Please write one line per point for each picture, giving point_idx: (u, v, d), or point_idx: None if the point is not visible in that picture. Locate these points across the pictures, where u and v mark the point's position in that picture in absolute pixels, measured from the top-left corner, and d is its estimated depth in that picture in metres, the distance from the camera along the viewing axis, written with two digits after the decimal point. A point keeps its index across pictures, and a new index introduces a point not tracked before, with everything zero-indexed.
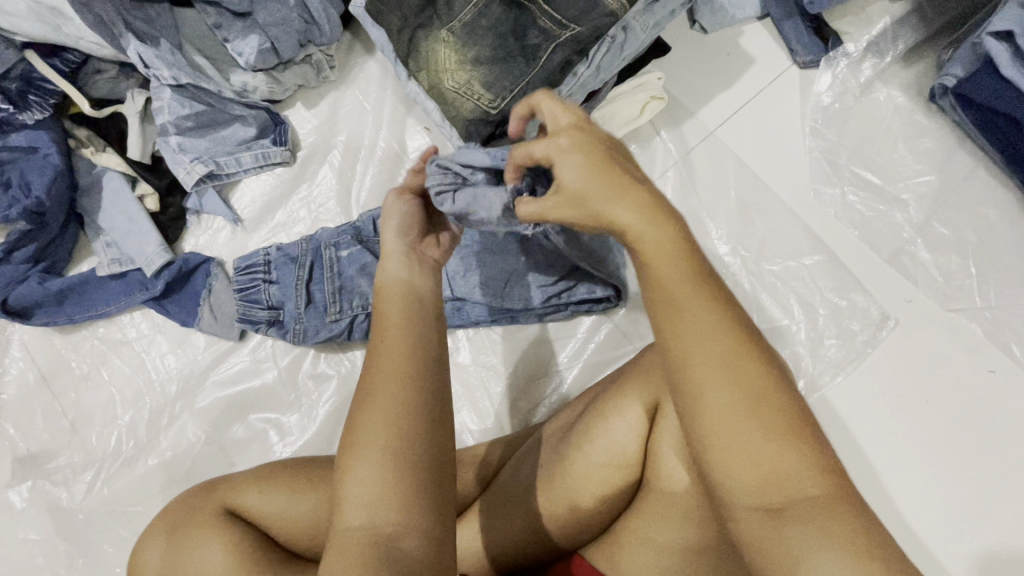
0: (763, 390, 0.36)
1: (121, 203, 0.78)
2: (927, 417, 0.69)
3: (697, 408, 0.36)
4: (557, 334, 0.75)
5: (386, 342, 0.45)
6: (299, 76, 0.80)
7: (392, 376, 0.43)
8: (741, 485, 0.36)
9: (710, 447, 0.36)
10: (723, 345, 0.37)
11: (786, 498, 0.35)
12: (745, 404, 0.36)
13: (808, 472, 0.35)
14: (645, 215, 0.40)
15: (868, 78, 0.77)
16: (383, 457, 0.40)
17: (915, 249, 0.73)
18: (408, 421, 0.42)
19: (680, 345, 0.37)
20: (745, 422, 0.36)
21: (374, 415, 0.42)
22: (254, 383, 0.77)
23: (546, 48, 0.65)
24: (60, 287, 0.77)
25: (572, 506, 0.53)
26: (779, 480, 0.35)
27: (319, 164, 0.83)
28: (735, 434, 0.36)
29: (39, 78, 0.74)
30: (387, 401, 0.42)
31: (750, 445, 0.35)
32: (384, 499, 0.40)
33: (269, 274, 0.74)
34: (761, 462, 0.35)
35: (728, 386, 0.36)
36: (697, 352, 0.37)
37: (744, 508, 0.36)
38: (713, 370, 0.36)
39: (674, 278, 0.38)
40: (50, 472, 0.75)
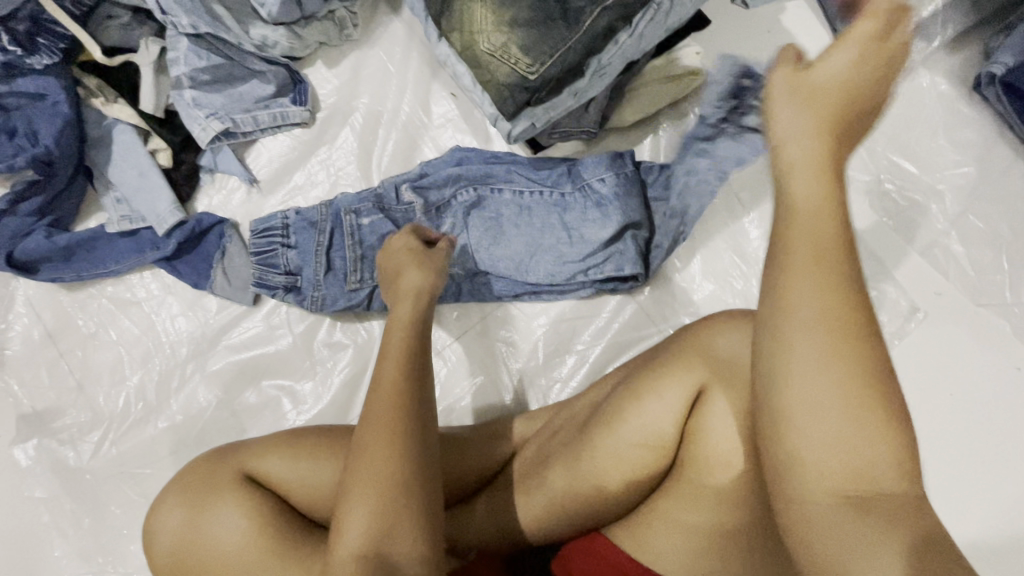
0: (852, 365, 0.34)
1: (132, 157, 0.75)
2: (951, 411, 0.69)
3: (789, 384, 0.34)
4: (581, 312, 0.74)
5: (378, 385, 0.48)
6: (321, 32, 0.77)
7: (383, 411, 0.46)
8: (822, 472, 0.34)
9: (802, 424, 0.34)
10: (823, 315, 0.34)
11: (856, 490, 0.34)
12: (849, 397, 0.33)
13: (883, 471, 0.34)
14: (813, 156, 0.38)
15: (913, 63, 0.74)
16: (375, 492, 0.43)
17: (948, 241, 0.72)
18: (400, 454, 0.45)
19: (784, 312, 0.35)
20: (838, 403, 0.33)
21: (371, 451, 0.44)
22: (268, 349, 0.75)
23: (590, 12, 0.61)
24: (67, 242, 0.74)
25: (597, 488, 0.52)
26: (854, 470, 0.33)
27: (340, 126, 0.80)
28: (830, 412, 0.33)
29: (48, 20, 0.72)
30: (378, 440, 0.45)
31: (834, 432, 0.33)
32: (380, 523, 0.43)
33: (287, 238, 0.72)
34: (853, 450, 0.33)
35: (832, 374, 0.33)
36: (807, 321, 0.34)
37: (818, 498, 0.34)
38: (817, 345, 0.34)
39: (808, 231, 0.36)
40: (56, 430, 0.74)
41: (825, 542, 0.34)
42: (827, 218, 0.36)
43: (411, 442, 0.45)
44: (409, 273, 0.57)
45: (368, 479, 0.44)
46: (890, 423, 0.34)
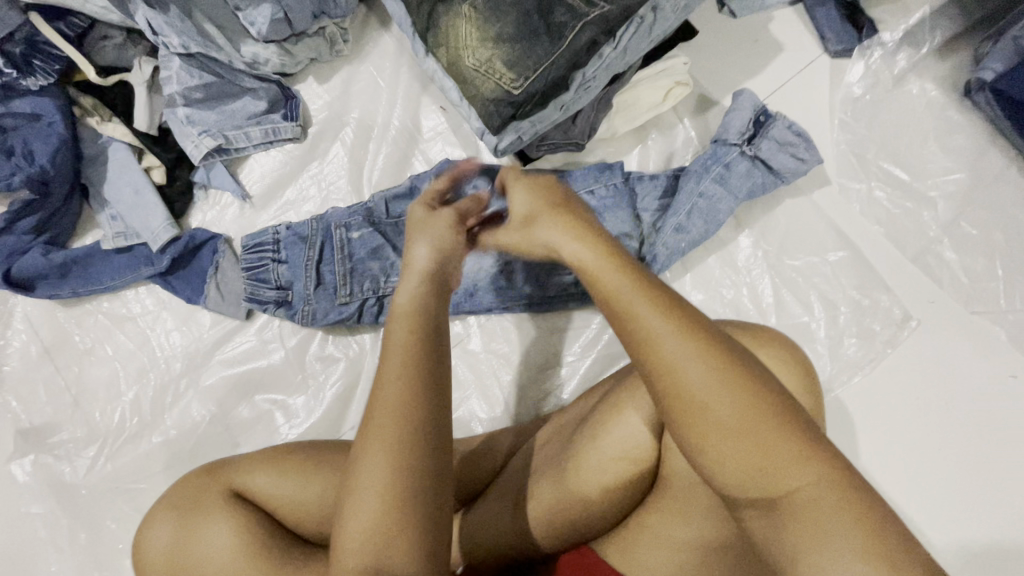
0: (722, 385, 0.37)
1: (127, 175, 0.76)
2: (946, 421, 0.68)
3: (690, 426, 0.37)
4: (571, 324, 0.74)
5: (384, 373, 0.43)
6: (312, 49, 0.78)
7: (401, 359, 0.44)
8: (734, 482, 0.36)
9: (712, 455, 0.37)
10: (681, 350, 0.38)
11: (770, 491, 0.35)
12: (732, 416, 0.36)
13: (791, 469, 0.35)
14: (578, 242, 0.46)
15: (902, 70, 0.74)
16: (377, 500, 0.40)
17: (941, 248, 0.71)
18: (411, 452, 0.41)
19: (664, 370, 0.38)
20: (724, 422, 0.36)
21: (371, 452, 0.41)
22: (261, 363, 0.76)
23: (573, 27, 0.61)
24: (63, 260, 0.75)
25: (581, 501, 0.52)
26: (759, 475, 0.36)
27: (331, 141, 0.81)
28: (728, 441, 0.36)
29: (43, 43, 0.72)
30: (384, 438, 0.41)
31: (725, 450, 0.36)
32: (385, 528, 0.39)
33: (278, 253, 0.73)
34: (761, 469, 0.36)
35: (708, 396, 0.37)
36: (670, 361, 0.38)
37: (743, 504, 0.37)
38: (689, 378, 0.38)
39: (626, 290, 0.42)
40: (53, 446, 0.74)
41: (770, 551, 0.35)
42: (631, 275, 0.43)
43: (423, 438, 0.41)
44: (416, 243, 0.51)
45: (368, 485, 0.40)
46: (787, 426, 0.36)
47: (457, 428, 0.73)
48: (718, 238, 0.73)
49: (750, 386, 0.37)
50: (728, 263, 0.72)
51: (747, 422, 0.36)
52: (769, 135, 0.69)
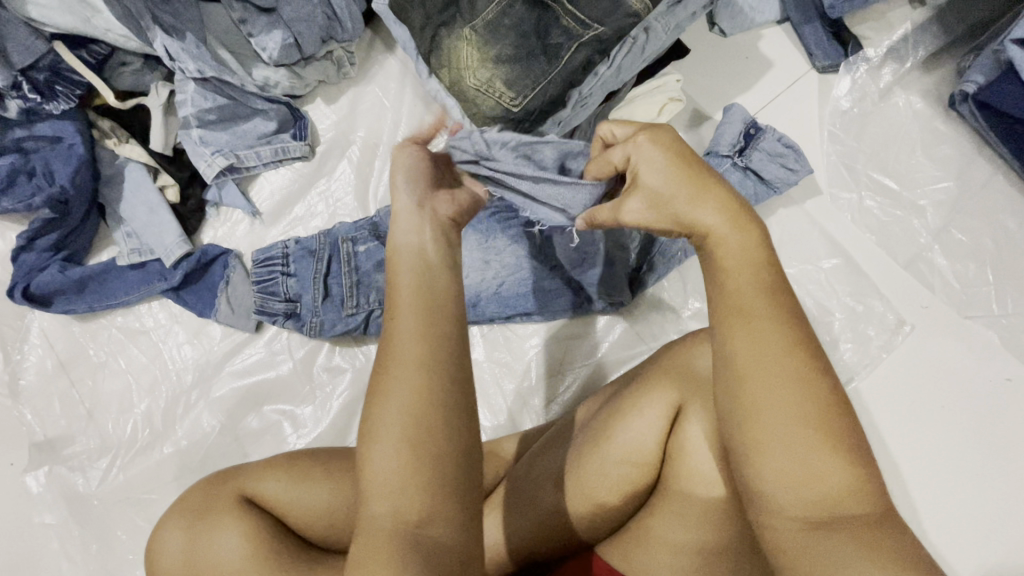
0: (809, 398, 0.37)
1: (142, 193, 0.79)
2: (944, 426, 0.69)
3: (758, 422, 0.37)
4: (570, 332, 0.76)
5: (397, 337, 0.40)
6: (320, 71, 0.81)
7: (415, 335, 0.40)
8: (793, 498, 0.36)
9: (771, 458, 0.36)
10: (774, 348, 0.38)
11: (831, 511, 0.36)
12: (816, 429, 0.36)
13: (853, 493, 0.36)
14: (729, 226, 0.42)
15: (887, 84, 0.77)
16: (400, 456, 0.37)
17: (932, 255, 0.73)
18: (437, 401, 0.38)
19: (733, 356, 0.38)
20: (800, 432, 0.36)
21: (394, 396, 0.38)
22: (270, 375, 0.78)
23: (569, 48, 0.66)
24: (80, 275, 0.78)
25: (594, 505, 0.54)
26: (825, 495, 0.36)
27: (338, 159, 0.84)
28: (792, 449, 0.36)
29: (66, 70, 0.75)
30: (409, 385, 0.39)
31: (799, 462, 0.36)
32: (410, 482, 0.37)
33: (287, 266, 0.75)
34: (824, 482, 0.36)
35: (793, 406, 0.36)
36: (754, 360, 0.38)
37: (790, 521, 0.36)
38: (767, 377, 0.37)
39: (748, 285, 0.40)
40: (66, 457, 0.76)
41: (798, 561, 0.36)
42: (758, 273, 0.40)
43: (448, 391, 0.39)
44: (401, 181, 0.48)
45: (382, 449, 0.38)
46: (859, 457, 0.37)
47: None
48: None
49: (826, 406, 0.37)
50: None
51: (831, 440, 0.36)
52: (758, 147, 0.71)
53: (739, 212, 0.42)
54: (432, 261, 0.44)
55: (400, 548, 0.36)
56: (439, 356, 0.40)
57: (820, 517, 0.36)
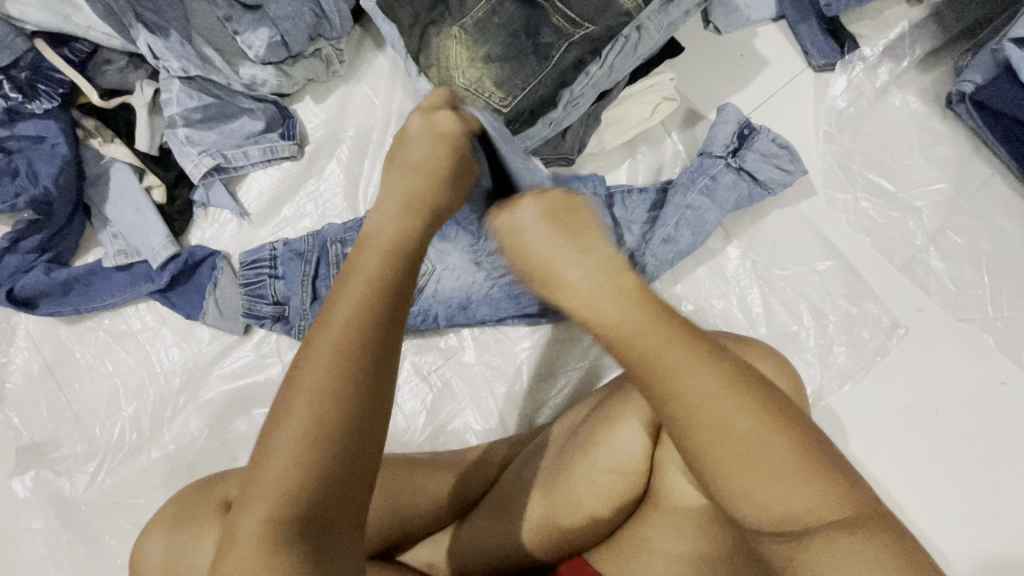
0: (757, 427, 0.37)
1: (128, 194, 0.78)
2: (938, 430, 0.68)
3: (708, 457, 0.38)
4: (563, 335, 0.75)
5: (320, 335, 0.39)
6: (309, 70, 0.80)
7: (339, 337, 0.38)
8: (762, 518, 0.37)
9: (734, 480, 0.37)
10: (711, 379, 0.38)
11: (802, 526, 0.36)
12: (766, 455, 0.37)
13: (824, 503, 0.36)
14: (604, 292, 0.44)
15: (884, 83, 0.76)
16: (292, 465, 0.36)
17: (928, 257, 0.72)
18: (341, 414, 0.37)
19: (679, 396, 0.38)
20: (754, 460, 0.37)
21: (292, 412, 0.37)
22: (259, 378, 0.77)
23: (559, 47, 0.65)
24: (66, 278, 0.77)
25: (587, 516, 0.53)
26: (792, 513, 0.36)
27: (327, 159, 0.82)
28: (746, 476, 0.37)
29: (47, 68, 0.75)
30: (310, 403, 0.37)
31: (759, 484, 0.37)
32: (290, 495, 0.36)
33: (275, 269, 0.74)
34: (791, 497, 0.36)
35: (745, 431, 0.37)
36: (697, 395, 0.38)
37: (765, 538, 0.37)
38: (718, 407, 0.38)
39: (655, 341, 0.40)
40: (53, 462, 0.75)
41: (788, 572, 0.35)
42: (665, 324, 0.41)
43: (354, 406, 0.37)
44: (404, 179, 0.50)
45: (281, 448, 0.36)
46: (821, 466, 0.37)
47: (452, 441, 0.73)
48: (707, 249, 0.74)
49: (776, 422, 0.38)
50: (718, 274, 0.74)
51: (792, 463, 0.37)
52: (752, 147, 0.70)
53: (610, 278, 0.45)
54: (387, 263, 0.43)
55: (273, 556, 0.35)
56: (355, 373, 0.38)
57: (795, 530, 0.36)
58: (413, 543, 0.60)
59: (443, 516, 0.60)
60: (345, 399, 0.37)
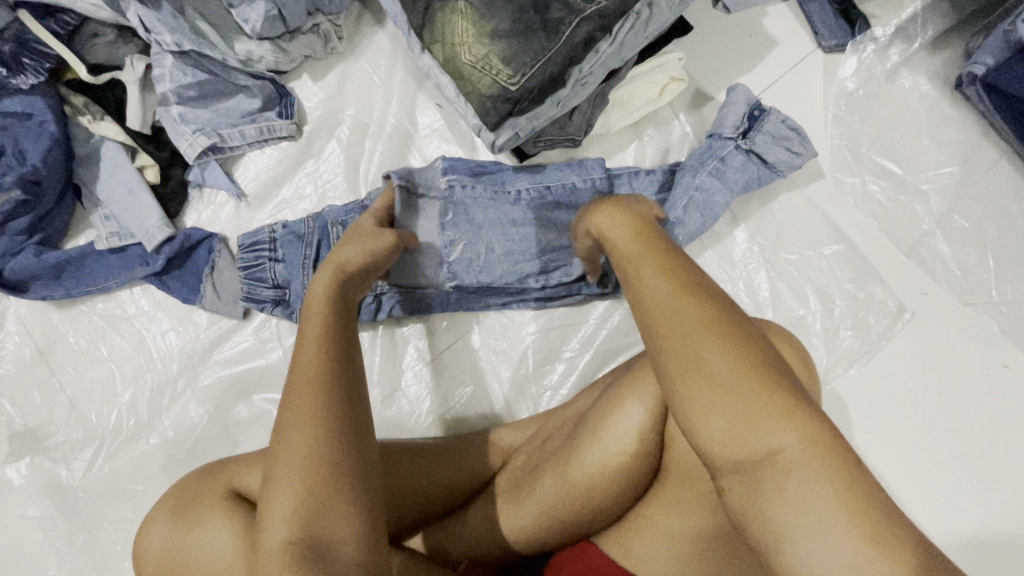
0: (717, 338, 0.37)
1: (120, 174, 0.76)
2: (941, 412, 0.69)
3: (675, 374, 0.37)
4: (569, 319, 0.74)
5: (295, 385, 0.45)
6: (307, 46, 0.77)
7: (306, 385, 0.45)
8: (719, 434, 0.35)
9: (689, 395, 0.36)
10: (672, 302, 0.40)
11: (756, 450, 0.34)
12: (720, 369, 0.36)
13: (780, 426, 0.34)
14: (628, 228, 0.50)
15: (895, 65, 0.75)
16: (296, 488, 0.41)
17: (934, 241, 0.72)
18: (324, 440, 0.42)
19: (650, 309, 0.40)
20: (710, 371, 0.36)
21: (286, 446, 0.42)
22: (259, 363, 0.75)
23: (570, 22, 0.61)
24: (57, 260, 0.74)
25: (586, 495, 0.53)
26: (749, 431, 0.35)
27: (327, 139, 0.80)
28: (702, 391, 0.36)
29: (33, 40, 0.71)
30: (297, 433, 0.42)
31: (712, 399, 0.36)
32: (301, 511, 0.40)
33: (275, 252, 0.72)
34: (754, 435, 0.35)
35: (698, 347, 0.37)
36: (664, 310, 0.40)
37: (725, 464, 0.35)
38: (681, 324, 0.38)
39: (647, 257, 0.45)
40: (49, 448, 0.74)
41: (752, 512, 0.34)
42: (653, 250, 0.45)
43: (334, 435, 0.43)
44: (347, 247, 0.59)
45: (286, 473, 0.41)
46: (776, 385, 0.36)
47: (456, 426, 0.73)
48: (714, 232, 0.74)
49: (728, 334, 0.37)
50: (724, 257, 0.73)
51: (739, 377, 0.36)
52: (762, 128, 0.69)
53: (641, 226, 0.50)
54: (337, 324, 0.50)
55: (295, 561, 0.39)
56: (328, 412, 0.43)
57: (759, 458, 0.34)
58: (422, 526, 0.62)
59: (451, 497, 0.62)
60: (323, 428, 0.43)
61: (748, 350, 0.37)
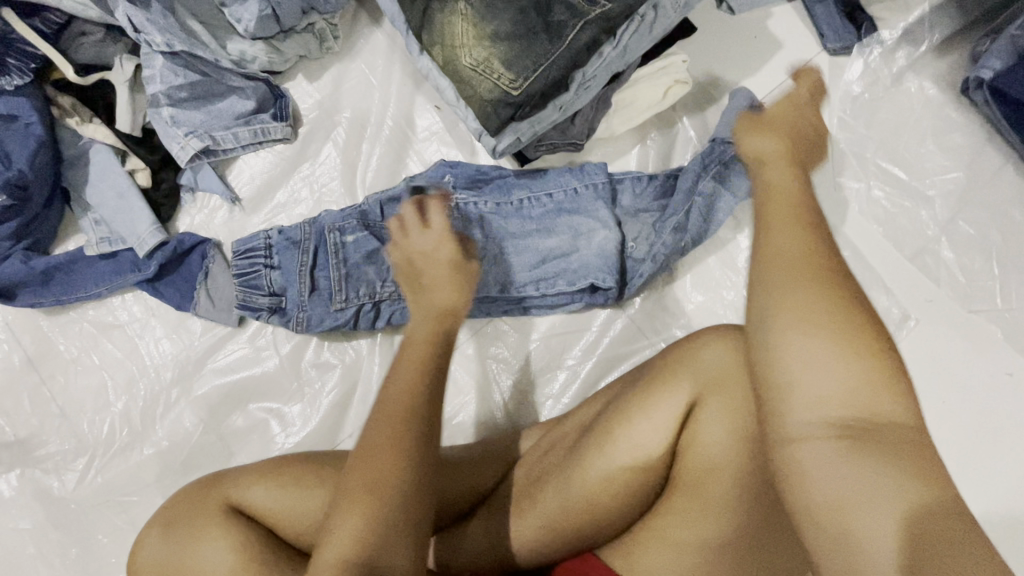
0: (842, 304, 0.37)
1: (110, 178, 0.74)
2: (945, 420, 0.68)
3: (786, 323, 0.37)
4: (571, 326, 0.73)
5: (385, 406, 0.46)
6: (301, 45, 0.75)
7: (397, 410, 0.45)
8: (815, 391, 0.35)
9: (795, 347, 0.36)
10: (802, 257, 0.39)
11: (847, 416, 0.35)
12: (839, 333, 0.36)
13: (878, 404, 0.35)
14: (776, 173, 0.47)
15: (901, 68, 0.74)
16: (365, 511, 0.42)
17: (939, 248, 0.72)
18: (402, 470, 0.43)
19: (772, 253, 0.39)
20: (828, 329, 0.36)
21: (364, 468, 0.43)
22: (254, 371, 0.74)
23: (572, 26, 0.61)
24: (46, 266, 0.72)
25: (589, 507, 0.52)
26: (847, 398, 0.35)
27: (322, 141, 0.78)
28: (811, 345, 0.36)
29: (18, 40, 0.70)
30: (378, 458, 0.43)
31: (821, 356, 0.35)
32: (367, 535, 0.41)
33: (270, 258, 0.71)
34: (846, 402, 0.35)
35: (821, 305, 0.37)
36: (786, 260, 0.39)
37: (809, 424, 0.35)
38: (799, 281, 0.38)
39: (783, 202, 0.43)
40: (40, 459, 0.72)
41: (820, 472, 0.34)
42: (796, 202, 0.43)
43: (411, 467, 0.44)
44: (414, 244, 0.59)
45: (355, 493, 0.42)
46: (886, 369, 0.36)
47: (457, 435, 0.72)
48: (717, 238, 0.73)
49: (853, 308, 0.37)
50: (728, 264, 0.73)
51: (855, 345, 0.36)
52: None
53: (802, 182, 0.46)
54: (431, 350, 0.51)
55: None
56: (409, 443, 0.44)
57: (849, 426, 0.34)
58: None
59: (451, 510, 0.60)
60: (403, 459, 0.44)
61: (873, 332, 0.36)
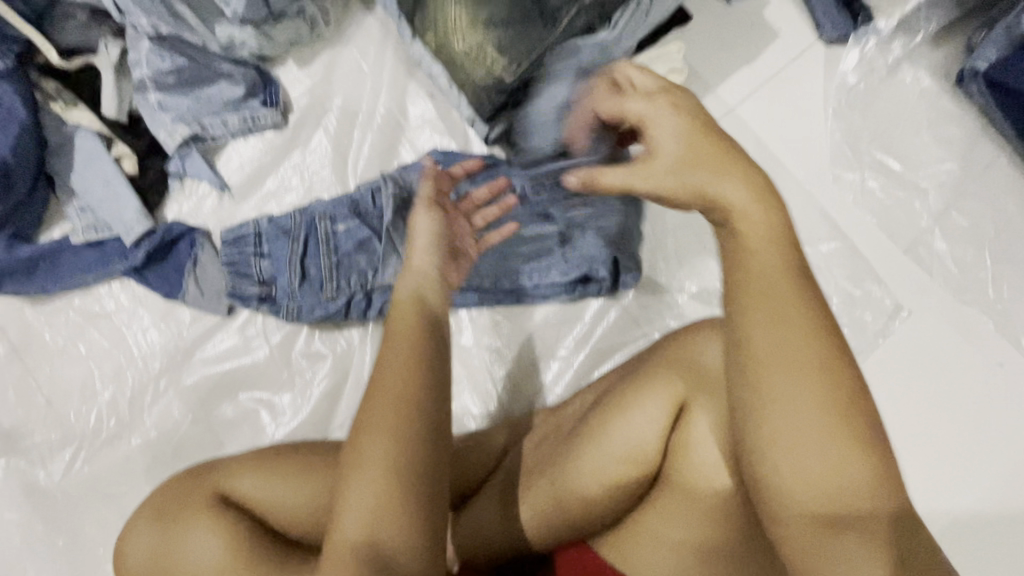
0: (824, 367, 0.34)
1: (95, 164, 0.72)
2: (936, 411, 0.68)
3: (760, 405, 0.35)
4: (565, 317, 0.73)
5: (384, 383, 0.43)
6: (291, 31, 0.73)
7: (397, 391, 0.42)
8: (794, 479, 0.34)
9: (771, 433, 0.34)
10: (790, 320, 0.35)
11: (830, 502, 0.33)
12: (818, 409, 0.34)
13: (858, 475, 0.33)
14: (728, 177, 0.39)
15: (896, 58, 0.74)
16: (375, 494, 0.40)
17: (932, 239, 0.72)
18: (408, 457, 0.41)
19: (751, 319, 0.36)
20: (809, 408, 0.34)
21: (369, 454, 0.41)
22: (244, 361, 0.73)
23: (566, 12, 0.60)
24: (30, 254, 0.71)
25: (582, 501, 0.52)
26: (828, 479, 0.33)
27: (313, 128, 0.77)
28: (793, 422, 0.34)
29: (3, 22, 0.69)
30: (381, 445, 0.41)
31: (801, 435, 0.34)
32: (381, 518, 0.40)
33: (260, 247, 0.70)
34: (831, 499, 0.33)
35: (796, 378, 0.34)
36: (766, 333, 0.35)
37: (793, 515, 0.34)
38: (784, 351, 0.35)
39: (760, 239, 0.37)
40: (25, 450, 0.71)
41: (800, 561, 0.34)
42: (773, 228, 0.38)
43: (418, 451, 0.41)
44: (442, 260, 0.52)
45: (364, 474, 0.40)
46: (866, 431, 0.34)
47: None
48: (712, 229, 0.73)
49: (833, 368, 0.34)
50: None
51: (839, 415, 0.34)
52: None
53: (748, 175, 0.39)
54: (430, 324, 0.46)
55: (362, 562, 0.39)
56: (413, 430, 0.41)
57: (831, 512, 0.33)
58: None
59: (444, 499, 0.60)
60: (407, 445, 0.41)
61: (852, 396, 0.34)
